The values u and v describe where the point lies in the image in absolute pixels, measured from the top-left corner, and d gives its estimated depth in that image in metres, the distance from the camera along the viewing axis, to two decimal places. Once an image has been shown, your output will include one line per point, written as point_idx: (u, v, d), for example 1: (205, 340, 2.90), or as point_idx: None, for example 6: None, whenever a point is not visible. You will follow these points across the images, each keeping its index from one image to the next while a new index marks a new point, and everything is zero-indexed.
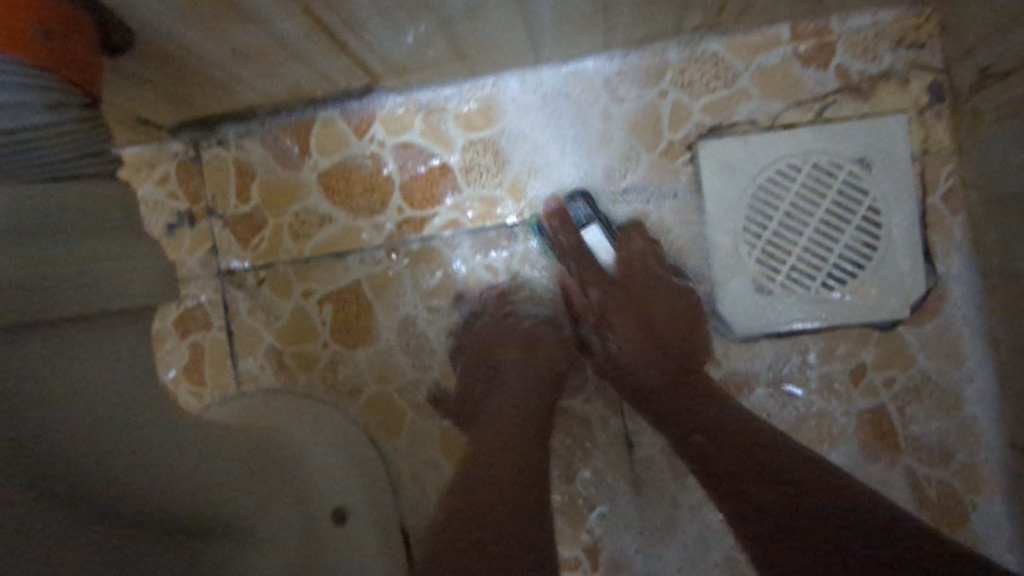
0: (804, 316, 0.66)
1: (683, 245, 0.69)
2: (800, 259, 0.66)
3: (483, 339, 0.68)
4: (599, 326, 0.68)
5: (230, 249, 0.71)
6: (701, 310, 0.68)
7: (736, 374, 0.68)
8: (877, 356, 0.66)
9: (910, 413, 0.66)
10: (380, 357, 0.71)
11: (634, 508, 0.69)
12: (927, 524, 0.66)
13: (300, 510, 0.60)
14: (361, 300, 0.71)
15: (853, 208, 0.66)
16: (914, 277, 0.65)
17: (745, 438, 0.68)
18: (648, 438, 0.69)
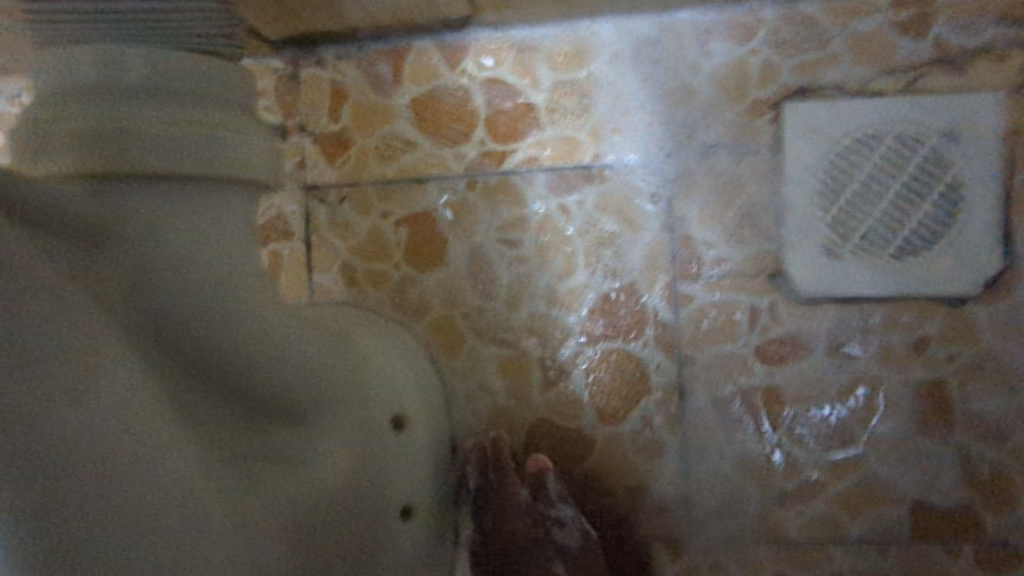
0: (871, 284, 0.67)
1: (758, 202, 0.69)
2: (873, 227, 0.67)
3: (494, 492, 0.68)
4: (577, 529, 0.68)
5: (317, 164, 0.75)
6: (768, 267, 0.69)
7: (796, 334, 0.69)
8: (942, 330, 0.66)
9: (970, 390, 0.66)
10: (447, 281, 0.73)
11: (678, 454, 0.70)
12: (972, 502, 0.66)
13: (359, 419, 0.63)
14: (436, 225, 0.74)
15: (932, 183, 0.66)
16: (988, 256, 0.65)
17: (798, 398, 0.69)
18: (700, 388, 0.70)
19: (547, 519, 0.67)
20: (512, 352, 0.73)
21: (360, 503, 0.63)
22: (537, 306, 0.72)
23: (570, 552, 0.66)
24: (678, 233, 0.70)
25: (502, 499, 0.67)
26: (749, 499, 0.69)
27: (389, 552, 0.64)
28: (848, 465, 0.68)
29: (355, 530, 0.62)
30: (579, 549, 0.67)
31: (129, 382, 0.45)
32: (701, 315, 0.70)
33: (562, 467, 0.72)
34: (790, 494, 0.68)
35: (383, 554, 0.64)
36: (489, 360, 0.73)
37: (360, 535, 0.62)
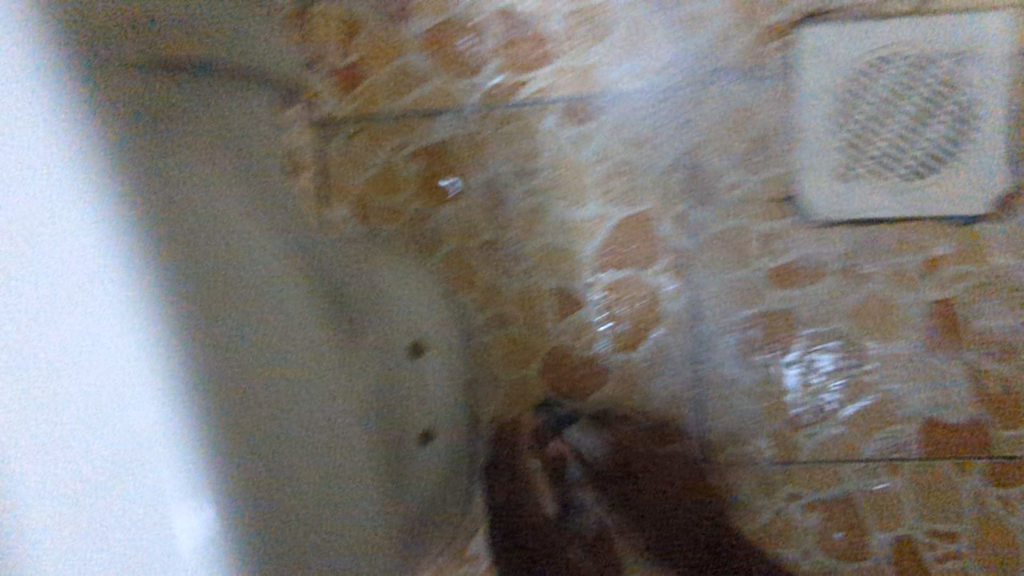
0: (881, 208, 0.68)
1: (769, 128, 0.70)
2: (884, 150, 0.68)
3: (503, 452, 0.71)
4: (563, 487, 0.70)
5: (328, 99, 0.75)
6: (780, 192, 0.70)
7: (808, 257, 0.69)
8: (952, 248, 0.67)
9: (980, 307, 0.67)
10: (461, 213, 0.74)
11: (692, 379, 0.71)
12: (982, 416, 0.67)
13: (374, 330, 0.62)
14: (449, 158, 0.74)
15: (941, 104, 0.66)
16: (995, 176, 0.66)
17: (810, 319, 0.69)
18: (714, 313, 0.71)
19: (562, 504, 0.70)
20: (526, 283, 0.73)
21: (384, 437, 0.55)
22: (552, 237, 0.72)
23: (587, 537, 0.70)
24: (693, 159, 0.71)
25: (516, 495, 0.69)
26: (761, 424, 0.70)
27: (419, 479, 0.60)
28: (860, 385, 0.69)
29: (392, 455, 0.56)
30: (595, 535, 0.70)
31: (291, 303, 0.44)
32: (714, 241, 0.71)
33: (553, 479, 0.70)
34: (803, 418, 0.69)
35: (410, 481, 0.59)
36: (504, 292, 0.73)
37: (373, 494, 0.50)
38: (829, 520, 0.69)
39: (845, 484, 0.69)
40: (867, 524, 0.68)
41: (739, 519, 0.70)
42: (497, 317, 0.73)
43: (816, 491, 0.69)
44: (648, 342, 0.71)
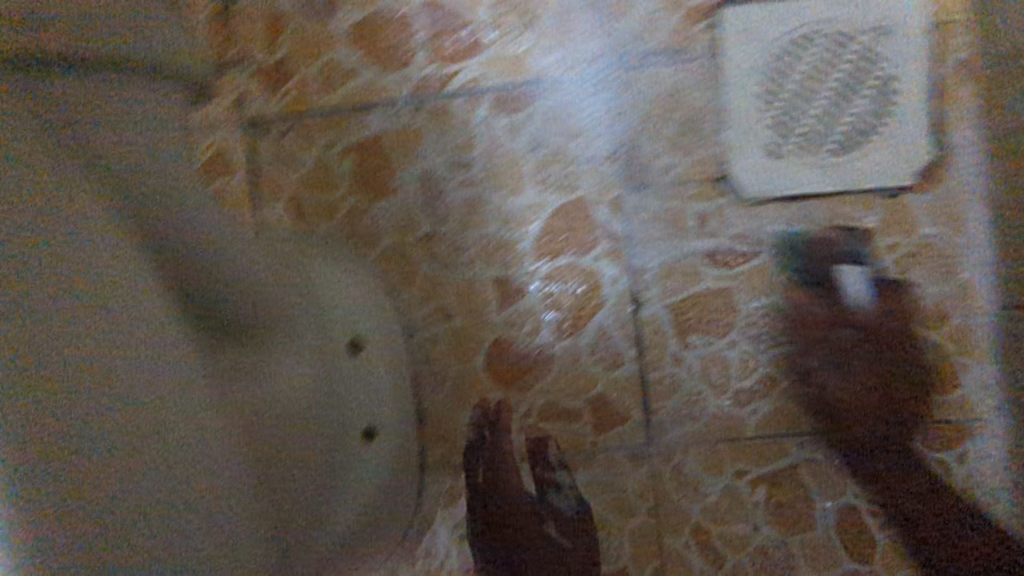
0: (812, 181, 0.69)
1: (699, 108, 0.70)
2: (812, 125, 0.68)
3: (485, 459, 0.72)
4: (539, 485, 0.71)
5: (256, 98, 0.73)
6: (713, 172, 0.70)
7: (743, 234, 0.70)
8: (882, 219, 0.68)
9: (911, 276, 0.68)
10: (398, 207, 0.73)
11: (636, 362, 0.71)
12: (916, 382, 0.68)
13: (311, 336, 0.62)
14: (383, 152, 0.73)
15: (865, 77, 0.67)
16: (920, 145, 0.67)
17: (748, 297, 0.70)
18: (654, 295, 0.71)
19: (540, 485, 0.71)
20: (467, 274, 0.72)
21: (310, 448, 0.57)
22: (491, 228, 0.72)
23: (564, 517, 0.70)
24: (627, 143, 0.71)
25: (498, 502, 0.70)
26: (706, 403, 0.70)
27: (349, 484, 0.62)
28: (798, 358, 0.70)
29: (321, 463, 0.58)
30: (573, 513, 0.70)
31: (184, 395, 0.38)
32: (650, 224, 0.71)
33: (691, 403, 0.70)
34: (745, 394, 0.70)
35: (341, 489, 0.61)
36: (445, 285, 0.72)
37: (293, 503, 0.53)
38: (775, 494, 0.70)
39: (789, 457, 0.70)
40: (812, 494, 0.69)
41: (689, 498, 0.70)
42: (440, 310, 0.73)
43: (762, 466, 0.70)
44: (591, 328, 0.71)
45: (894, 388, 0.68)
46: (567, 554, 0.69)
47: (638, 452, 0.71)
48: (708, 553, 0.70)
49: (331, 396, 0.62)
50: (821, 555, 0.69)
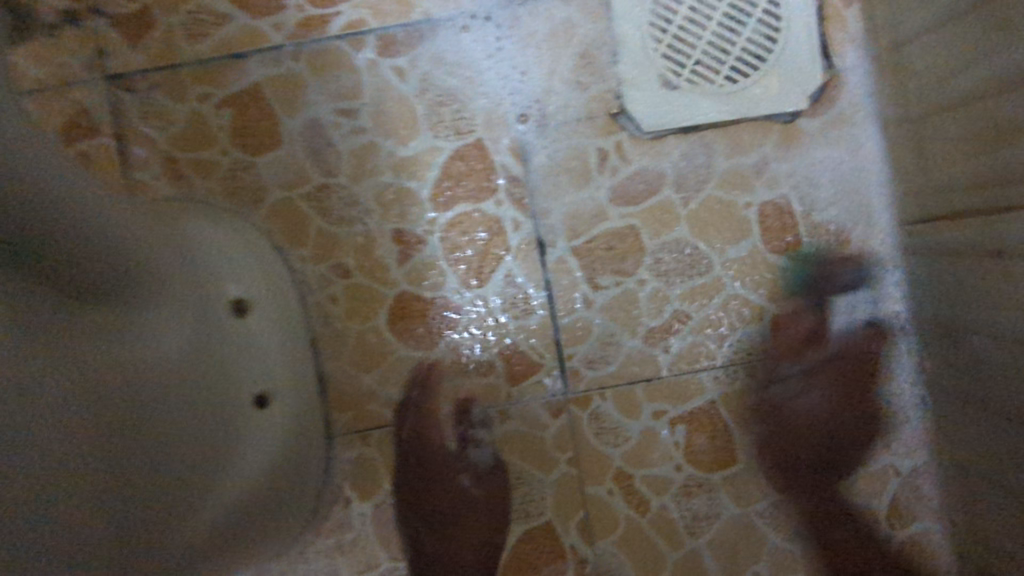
0: (708, 112, 0.67)
1: (593, 42, 0.68)
2: (704, 54, 0.67)
3: (424, 423, 0.67)
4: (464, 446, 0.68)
5: (117, 51, 0.67)
6: (611, 107, 0.68)
7: (646, 170, 0.68)
8: (779, 145, 0.68)
9: (811, 202, 0.68)
10: (282, 160, 0.68)
11: (546, 309, 0.68)
12: (823, 307, 0.68)
13: (180, 324, 0.57)
14: (262, 102, 0.67)
15: (754, 5, 0.67)
16: (811, 69, 0.67)
17: (656, 233, 0.68)
18: (559, 238, 0.68)
19: (460, 443, 0.68)
20: (363, 228, 0.68)
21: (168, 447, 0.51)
22: (385, 178, 0.68)
23: (481, 468, 0.68)
24: (521, 80, 0.68)
25: (426, 471, 0.67)
26: (620, 345, 0.68)
27: (201, 500, 0.54)
28: (710, 291, 0.68)
29: (178, 471, 0.52)
30: (489, 467, 0.68)
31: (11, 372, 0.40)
32: (551, 164, 0.68)
33: (847, 390, 0.68)
34: (659, 331, 0.68)
35: (196, 501, 0.53)
36: (340, 242, 0.68)
37: (132, 500, 0.47)
38: (695, 432, 0.68)
39: (706, 394, 0.68)
40: (730, 429, 0.68)
41: (609, 445, 0.68)
42: (336, 269, 0.68)
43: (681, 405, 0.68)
44: (498, 276, 0.68)
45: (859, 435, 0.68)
46: (482, 519, 0.67)
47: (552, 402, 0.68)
48: (631, 499, 0.68)
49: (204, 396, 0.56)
50: (743, 490, 0.68)
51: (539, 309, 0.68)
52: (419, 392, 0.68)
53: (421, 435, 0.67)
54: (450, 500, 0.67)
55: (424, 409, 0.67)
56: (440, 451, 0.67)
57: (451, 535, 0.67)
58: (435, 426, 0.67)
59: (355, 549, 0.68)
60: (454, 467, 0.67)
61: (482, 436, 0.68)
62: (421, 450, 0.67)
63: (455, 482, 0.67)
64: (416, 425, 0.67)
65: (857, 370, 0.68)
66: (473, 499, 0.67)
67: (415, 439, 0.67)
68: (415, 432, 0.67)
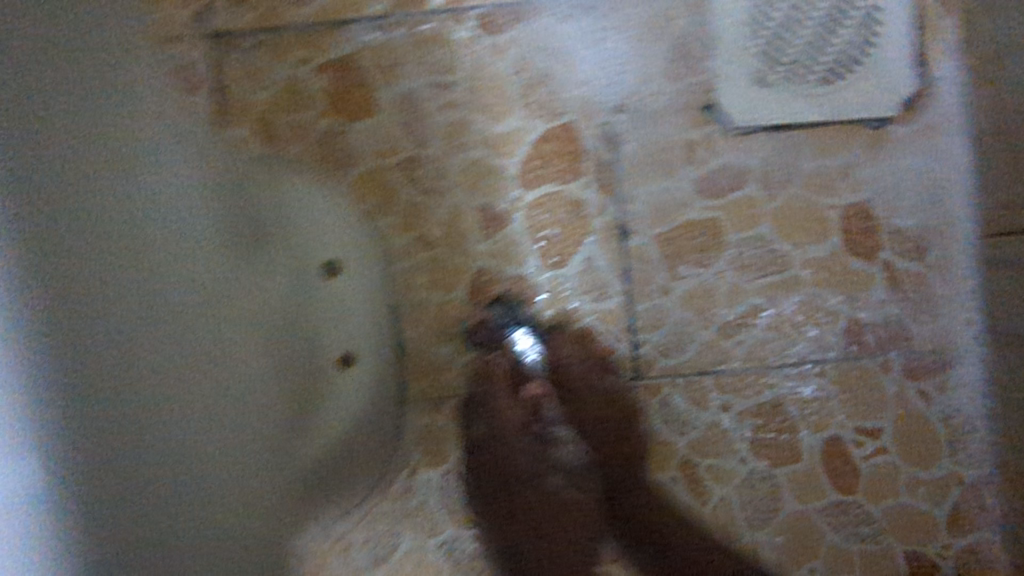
0: (797, 112, 0.68)
1: (690, 33, 0.68)
2: (799, 53, 0.67)
3: (506, 424, 0.68)
4: (552, 445, 0.68)
5: (223, 10, 0.68)
6: (703, 99, 0.69)
7: (732, 165, 0.69)
8: (865, 149, 0.68)
9: (893, 208, 0.68)
10: (376, 129, 0.69)
11: (623, 294, 0.69)
12: (896, 312, 0.68)
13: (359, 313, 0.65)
14: (360, 70, 0.68)
15: (852, 10, 0.67)
16: (904, 77, 0.68)
17: (737, 228, 0.69)
18: (642, 225, 0.69)
19: (546, 442, 0.68)
20: (449, 201, 0.69)
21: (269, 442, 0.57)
22: (475, 153, 0.69)
23: (573, 468, 0.68)
24: (616, 67, 0.68)
25: (514, 470, 0.68)
26: (693, 336, 0.69)
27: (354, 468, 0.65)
28: (786, 288, 0.69)
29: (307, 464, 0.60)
30: (581, 465, 0.68)
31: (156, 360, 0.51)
32: (639, 152, 0.69)
33: (601, 426, 0.69)
34: (732, 324, 0.69)
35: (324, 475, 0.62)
36: (426, 212, 0.69)
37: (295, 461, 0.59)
38: (761, 425, 0.69)
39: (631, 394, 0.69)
40: (796, 427, 0.69)
41: (675, 432, 0.69)
42: (420, 239, 0.69)
43: (748, 400, 0.69)
44: (577, 258, 0.69)
45: (620, 471, 0.68)
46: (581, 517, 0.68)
47: (630, 396, 0.69)
48: (694, 487, 0.69)
49: (249, 391, 0.56)
50: (807, 488, 0.69)
51: (616, 293, 0.69)
52: (500, 390, 0.69)
53: (503, 436, 0.68)
54: (545, 502, 0.68)
55: (505, 407, 0.68)
56: (527, 451, 0.68)
57: (551, 535, 0.67)
58: (513, 426, 0.68)
59: (422, 517, 0.68)
60: (545, 466, 0.68)
61: (564, 434, 0.69)
62: (505, 452, 0.68)
63: (545, 482, 0.68)
64: (499, 424, 0.68)
65: (597, 399, 0.69)
66: (568, 499, 0.68)
67: (496, 439, 0.68)
68: (495, 433, 0.68)
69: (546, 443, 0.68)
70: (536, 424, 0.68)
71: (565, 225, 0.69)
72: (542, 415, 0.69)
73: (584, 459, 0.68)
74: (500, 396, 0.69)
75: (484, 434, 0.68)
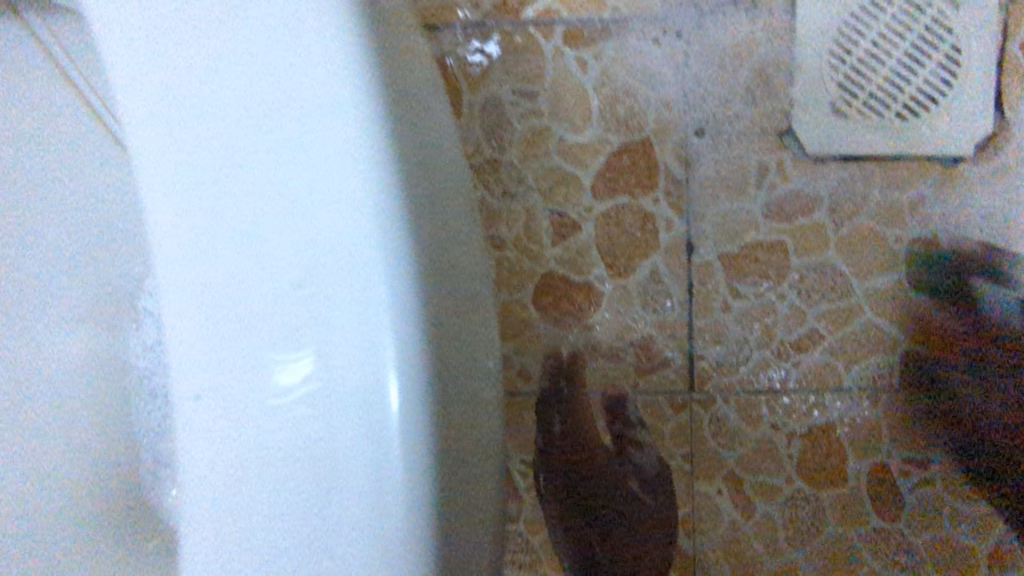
0: (871, 145, 0.70)
1: (771, 59, 0.70)
2: (877, 89, 0.69)
3: (580, 429, 0.72)
4: (628, 449, 0.71)
5: None
6: (777, 125, 0.70)
7: (802, 191, 0.71)
8: (935, 184, 0.70)
9: (960, 244, 0.69)
10: (458, 132, 0.72)
11: (684, 308, 0.71)
12: None
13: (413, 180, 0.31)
14: (447, 75, 0.72)
15: (931, 51, 0.69)
16: (981, 117, 0.69)
17: (803, 251, 0.70)
18: (708, 243, 0.71)
19: (620, 446, 0.72)
20: (524, 206, 0.72)
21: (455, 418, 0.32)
22: (552, 161, 0.71)
23: (648, 473, 0.71)
24: (695, 88, 0.70)
25: (593, 473, 0.71)
26: (751, 355, 0.71)
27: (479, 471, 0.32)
28: (846, 315, 0.70)
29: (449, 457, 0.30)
30: (655, 470, 0.71)
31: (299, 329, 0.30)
32: (711, 172, 0.71)
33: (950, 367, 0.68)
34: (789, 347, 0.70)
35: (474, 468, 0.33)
36: (501, 215, 0.72)
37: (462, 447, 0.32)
38: (809, 446, 0.70)
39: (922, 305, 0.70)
40: (845, 451, 0.70)
41: (725, 446, 0.71)
42: (493, 239, 0.72)
43: (798, 422, 0.70)
44: (643, 270, 0.71)
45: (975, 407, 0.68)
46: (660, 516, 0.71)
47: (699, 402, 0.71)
48: (739, 500, 0.71)
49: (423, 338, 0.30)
50: (851, 511, 0.70)
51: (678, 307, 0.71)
52: (573, 396, 0.72)
53: (580, 439, 0.72)
54: (627, 502, 0.71)
55: (580, 413, 0.72)
56: (604, 454, 0.71)
57: (635, 533, 0.71)
58: (590, 431, 0.72)
59: None
60: (621, 470, 0.71)
61: (640, 440, 0.71)
62: (583, 455, 0.71)
63: (623, 485, 0.71)
64: (573, 428, 0.72)
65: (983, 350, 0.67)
66: (648, 499, 0.71)
67: (574, 441, 0.72)
68: (571, 436, 0.72)
69: (620, 447, 0.72)
70: (609, 429, 0.72)
71: (633, 237, 0.71)
72: (614, 419, 0.72)
73: (658, 465, 0.71)
74: (573, 402, 0.72)
75: (558, 439, 0.72)
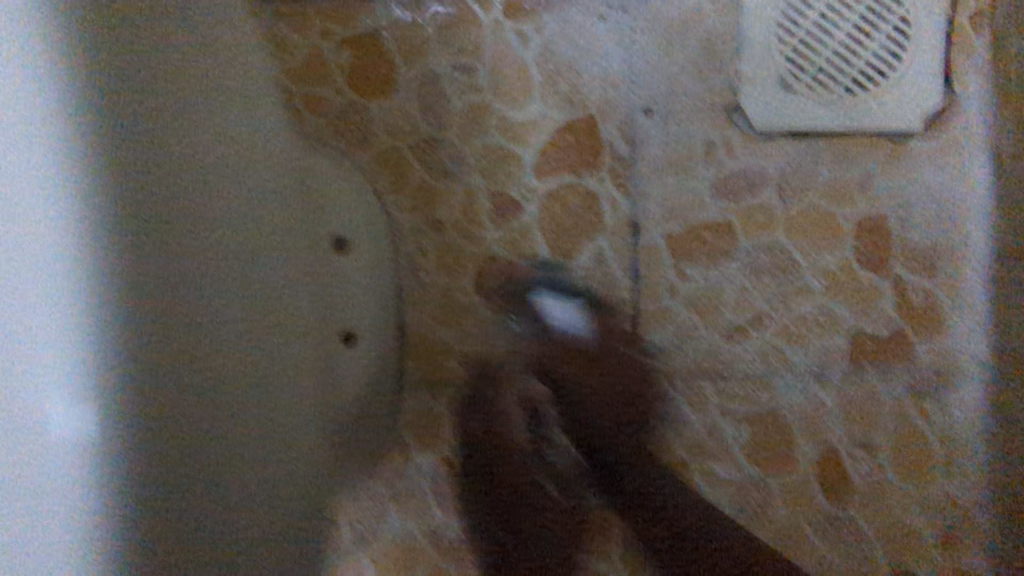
0: (819, 120, 0.67)
1: (718, 31, 0.67)
2: (825, 62, 0.67)
3: (509, 430, 0.60)
4: (548, 461, 0.62)
5: None
6: (725, 100, 0.68)
7: (750, 168, 0.68)
8: (883, 160, 0.68)
9: (909, 222, 0.68)
10: (393, 108, 0.68)
11: (630, 291, 0.69)
12: (903, 325, 0.68)
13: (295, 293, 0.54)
14: (382, 46, 0.68)
15: (881, 22, 0.67)
16: (931, 91, 0.67)
17: (751, 231, 0.68)
18: (654, 223, 0.69)
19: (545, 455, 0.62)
20: (463, 185, 0.69)
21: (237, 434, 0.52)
22: (493, 138, 0.68)
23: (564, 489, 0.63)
24: (640, 62, 0.68)
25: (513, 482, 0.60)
26: (698, 337, 0.69)
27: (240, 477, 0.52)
28: (794, 296, 0.69)
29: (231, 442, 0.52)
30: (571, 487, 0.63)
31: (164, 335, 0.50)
32: (656, 149, 0.68)
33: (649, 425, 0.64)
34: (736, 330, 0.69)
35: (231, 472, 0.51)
36: (438, 195, 0.69)
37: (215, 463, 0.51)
38: (758, 430, 0.69)
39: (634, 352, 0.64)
40: (794, 436, 0.69)
41: (672, 431, 0.69)
42: (431, 221, 0.69)
43: (745, 405, 0.69)
44: (587, 252, 0.69)
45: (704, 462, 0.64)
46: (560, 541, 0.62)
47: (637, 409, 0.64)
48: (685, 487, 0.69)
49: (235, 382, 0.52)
50: (799, 495, 0.69)
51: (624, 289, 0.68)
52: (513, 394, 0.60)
53: (502, 440, 0.60)
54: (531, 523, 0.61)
55: (512, 411, 0.60)
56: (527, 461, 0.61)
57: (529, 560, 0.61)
58: (518, 434, 0.60)
59: (412, 500, 0.69)
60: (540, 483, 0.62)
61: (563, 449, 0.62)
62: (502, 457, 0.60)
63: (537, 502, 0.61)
64: (503, 428, 0.60)
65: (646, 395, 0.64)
66: (555, 521, 0.62)
67: (493, 443, 0.60)
68: (496, 436, 0.60)
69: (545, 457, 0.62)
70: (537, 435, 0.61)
71: (577, 218, 0.68)
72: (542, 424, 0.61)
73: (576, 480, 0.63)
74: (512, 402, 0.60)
75: (482, 438, 0.60)
